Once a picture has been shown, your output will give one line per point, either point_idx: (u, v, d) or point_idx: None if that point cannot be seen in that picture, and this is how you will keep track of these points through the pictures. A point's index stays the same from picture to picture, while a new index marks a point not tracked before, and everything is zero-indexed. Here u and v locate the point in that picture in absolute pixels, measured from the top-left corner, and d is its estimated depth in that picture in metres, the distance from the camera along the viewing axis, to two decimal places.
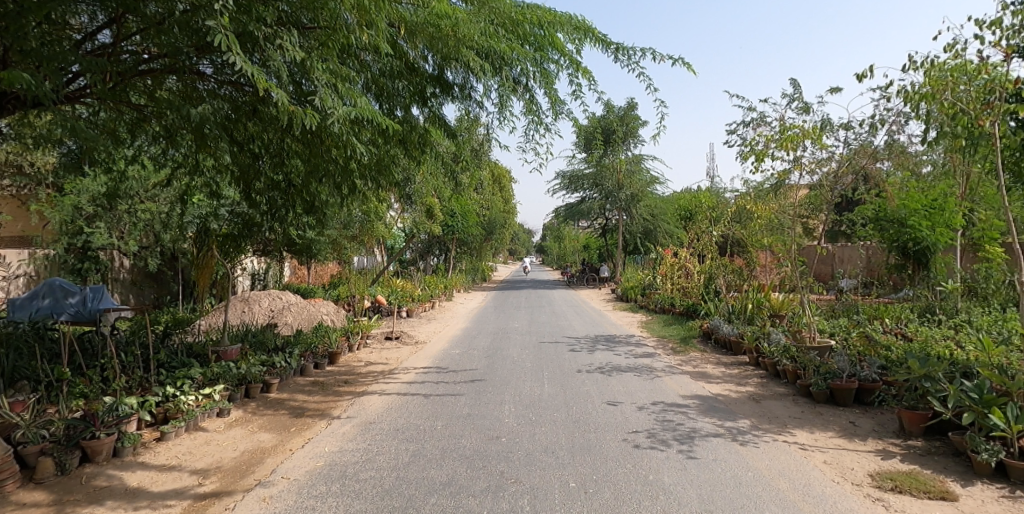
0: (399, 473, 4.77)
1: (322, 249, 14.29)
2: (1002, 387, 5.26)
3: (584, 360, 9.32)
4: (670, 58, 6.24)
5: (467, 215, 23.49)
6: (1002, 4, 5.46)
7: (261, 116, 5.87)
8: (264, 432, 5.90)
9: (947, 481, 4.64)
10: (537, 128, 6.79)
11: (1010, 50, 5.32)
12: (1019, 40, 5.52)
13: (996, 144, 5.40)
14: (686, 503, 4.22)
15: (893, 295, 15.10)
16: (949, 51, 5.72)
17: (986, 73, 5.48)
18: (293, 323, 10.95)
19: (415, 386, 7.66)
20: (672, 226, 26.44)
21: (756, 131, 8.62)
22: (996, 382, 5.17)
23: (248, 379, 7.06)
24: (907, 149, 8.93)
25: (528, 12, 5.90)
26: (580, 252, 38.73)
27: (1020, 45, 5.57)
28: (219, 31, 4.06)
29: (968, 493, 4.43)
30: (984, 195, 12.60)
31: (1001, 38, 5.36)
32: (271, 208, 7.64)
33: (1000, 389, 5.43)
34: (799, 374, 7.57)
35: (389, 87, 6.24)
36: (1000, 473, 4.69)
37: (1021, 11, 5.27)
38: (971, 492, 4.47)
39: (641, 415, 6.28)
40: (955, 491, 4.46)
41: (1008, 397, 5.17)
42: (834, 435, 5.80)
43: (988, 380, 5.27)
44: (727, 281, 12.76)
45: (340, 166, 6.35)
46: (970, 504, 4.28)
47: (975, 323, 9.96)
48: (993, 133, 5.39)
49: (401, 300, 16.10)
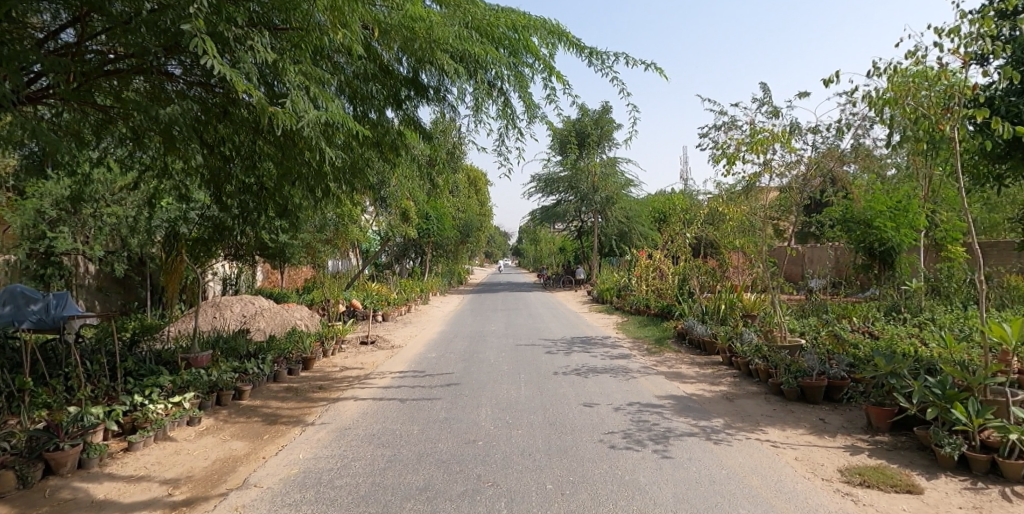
0: (375, 479, 4.72)
1: (296, 253, 14.09)
2: (964, 382, 5.42)
3: (560, 361, 9.34)
4: (642, 63, 6.29)
5: (442, 218, 23.39)
6: (960, 13, 5.58)
7: (232, 118, 5.75)
8: (236, 439, 5.78)
9: (912, 475, 4.76)
10: (511, 131, 6.81)
11: (969, 58, 5.44)
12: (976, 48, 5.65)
13: (957, 149, 5.53)
14: (662, 502, 4.25)
15: (859, 294, 15.46)
16: (911, 58, 5.81)
17: (945, 80, 5.59)
18: (266, 328, 10.78)
19: (391, 391, 7.60)
20: (645, 228, 26.75)
21: (727, 135, 8.76)
22: (958, 377, 5.34)
23: (219, 385, 6.92)
24: (873, 152, 9.15)
25: (502, 16, 5.87)
26: (555, 254, 38.90)
27: (979, 53, 5.71)
28: (194, 36, 4.00)
29: (932, 486, 4.55)
30: (944, 196, 13.00)
31: (960, 46, 5.47)
32: (243, 211, 7.52)
33: (961, 384, 5.62)
34: (771, 373, 7.68)
35: (363, 90, 6.12)
36: (963, 467, 4.82)
37: (980, 19, 5.37)
38: (935, 484, 4.58)
39: (617, 416, 6.32)
40: (920, 484, 4.57)
41: (969, 391, 5.35)
42: (805, 432, 5.90)
43: (951, 376, 5.43)
44: (701, 282, 12.91)
45: (314, 169, 6.26)
46: (934, 496, 4.39)
47: (938, 321, 10.25)
48: (954, 137, 5.54)
49: (377, 305, 15.96)
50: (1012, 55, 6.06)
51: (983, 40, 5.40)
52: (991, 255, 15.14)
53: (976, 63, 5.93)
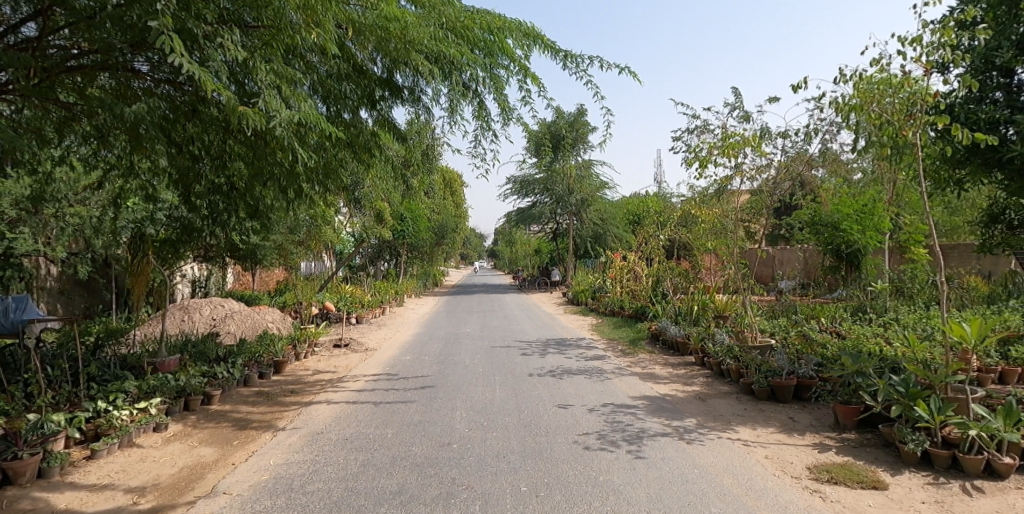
0: (348, 484, 4.65)
1: (267, 254, 13.85)
2: (926, 380, 5.55)
3: (535, 363, 9.32)
4: (616, 67, 6.34)
5: (417, 219, 23.25)
6: (922, 22, 5.68)
7: (201, 117, 5.61)
8: (205, 445, 5.65)
9: (878, 471, 4.85)
10: (486, 133, 6.80)
11: (931, 66, 5.56)
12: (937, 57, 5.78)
13: (918, 155, 5.67)
14: (636, 502, 4.26)
15: (827, 295, 15.76)
16: (875, 65, 5.88)
17: (908, 87, 5.70)
18: (236, 332, 10.57)
19: (365, 394, 7.51)
20: (620, 230, 26.93)
21: (700, 138, 8.85)
22: (921, 376, 5.45)
23: (187, 390, 6.76)
24: (840, 157, 9.33)
25: (477, 17, 5.84)
26: (531, 256, 38.97)
27: (940, 61, 5.84)
28: (160, 33, 3.91)
29: (897, 481, 4.64)
30: (909, 200, 13.31)
31: (922, 54, 5.58)
32: (212, 212, 7.40)
33: (923, 382, 5.75)
34: (742, 373, 7.77)
35: (337, 90, 6.04)
36: (925, 462, 4.94)
37: (941, 29, 5.49)
38: (899, 480, 4.68)
39: (591, 417, 6.33)
40: (884, 480, 4.66)
41: (932, 390, 5.48)
42: (775, 431, 5.98)
43: (914, 374, 5.55)
44: (674, 283, 13.03)
45: (286, 170, 6.16)
46: (899, 491, 4.48)
47: (902, 321, 10.50)
48: (916, 143, 5.67)
49: (351, 307, 15.80)
50: (971, 64, 6.27)
51: (944, 49, 5.53)
52: (952, 257, 15.57)
53: (937, 71, 6.07)
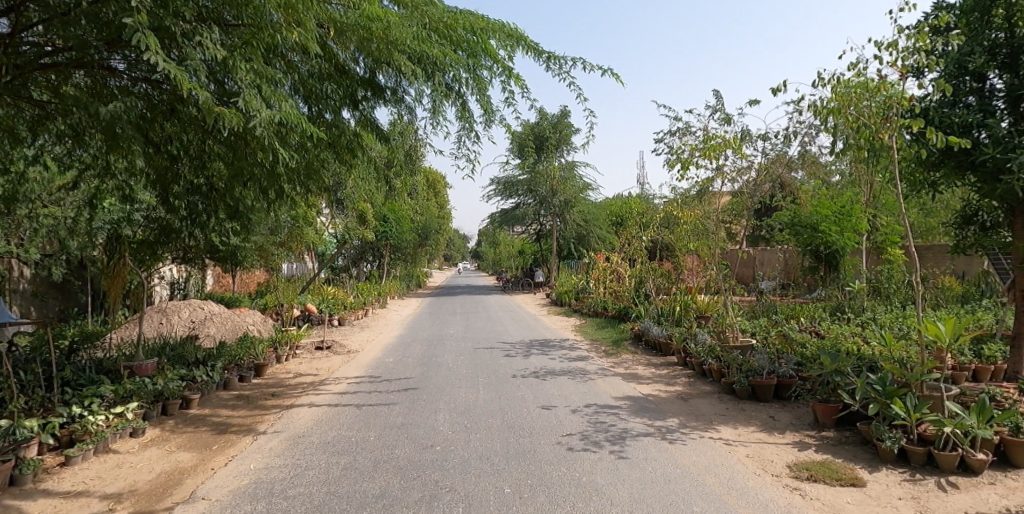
0: (329, 487, 4.60)
1: (248, 256, 13.67)
2: (903, 379, 5.63)
3: (519, 364, 9.31)
4: (599, 68, 6.40)
5: (400, 220, 23.15)
6: (897, 27, 5.76)
7: (180, 116, 5.52)
8: (183, 450, 5.56)
9: (856, 468, 4.91)
10: (469, 134, 6.79)
11: (906, 70, 5.65)
12: (913, 61, 5.86)
13: (894, 157, 5.76)
14: (619, 502, 4.27)
15: (807, 296, 15.96)
16: (852, 69, 5.95)
17: (884, 91, 5.78)
18: (216, 334, 10.43)
19: (347, 397, 7.45)
20: (603, 231, 27.05)
21: (681, 140, 8.92)
22: (897, 374, 5.54)
23: (166, 394, 6.65)
24: (819, 159, 9.45)
25: (460, 18, 5.82)
26: (514, 257, 39.01)
27: (915, 66, 5.93)
28: (136, 31, 3.85)
29: (874, 478, 4.70)
30: (885, 201, 13.53)
31: (897, 59, 5.66)
32: (191, 212, 7.30)
33: (899, 381, 5.85)
34: (724, 373, 7.83)
35: (318, 90, 5.98)
36: (902, 459, 5.01)
37: (916, 34, 5.57)
38: (877, 477, 4.74)
39: (575, 417, 6.34)
40: (862, 477, 4.72)
41: (907, 388, 5.58)
42: (756, 429, 6.03)
43: (891, 373, 5.63)
44: (656, 284, 13.11)
45: (266, 171, 6.10)
46: (877, 488, 4.54)
47: (879, 320, 10.66)
48: (892, 146, 5.76)
49: (333, 309, 15.68)
50: (944, 69, 6.36)
51: (918, 54, 5.62)
52: (927, 258, 15.86)
53: (912, 76, 6.17)
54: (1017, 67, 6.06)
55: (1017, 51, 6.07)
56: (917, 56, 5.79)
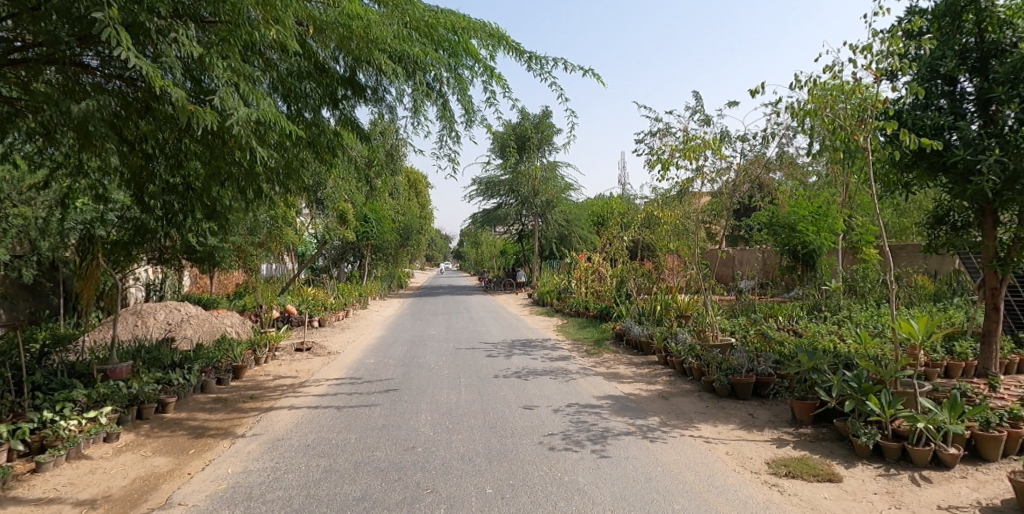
0: (309, 491, 4.53)
1: (226, 257, 13.47)
2: (877, 376, 5.72)
3: (501, 365, 9.28)
4: (581, 69, 6.33)
5: (381, 220, 23.00)
6: (871, 31, 5.84)
7: (154, 115, 5.41)
8: (158, 455, 5.45)
9: (832, 464, 4.97)
10: (450, 133, 6.76)
11: (880, 73, 5.73)
12: (886, 64, 5.95)
13: (869, 158, 5.85)
14: (600, 501, 4.26)
15: (784, 295, 16.16)
16: (828, 72, 6.01)
17: (859, 93, 5.86)
18: (193, 336, 10.25)
19: (327, 398, 7.36)
20: (584, 232, 27.13)
21: (661, 141, 8.97)
22: (872, 371, 5.62)
23: (141, 398, 6.53)
24: (796, 160, 9.56)
25: (442, 17, 5.79)
26: (496, 257, 38.98)
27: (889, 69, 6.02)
28: (107, 26, 3.77)
29: (850, 474, 4.76)
30: (861, 202, 13.74)
31: (872, 62, 5.74)
32: (166, 212, 7.16)
33: (874, 378, 5.94)
34: (703, 371, 7.89)
35: (297, 89, 5.90)
36: (877, 455, 5.07)
37: (889, 38, 5.66)
38: (853, 472, 4.79)
39: (556, 417, 6.33)
40: (839, 473, 4.77)
41: (882, 385, 5.66)
42: (735, 427, 6.08)
43: (866, 370, 5.72)
44: (637, 284, 13.17)
45: (244, 170, 6.01)
46: (853, 483, 4.59)
47: (855, 318, 10.82)
48: (867, 147, 5.85)
49: (313, 310, 15.51)
50: (917, 73, 6.47)
51: (892, 57, 5.71)
52: (901, 257, 16.13)
53: (885, 79, 6.27)
54: (987, 70, 6.18)
55: (987, 55, 6.20)
56: (891, 59, 5.88)
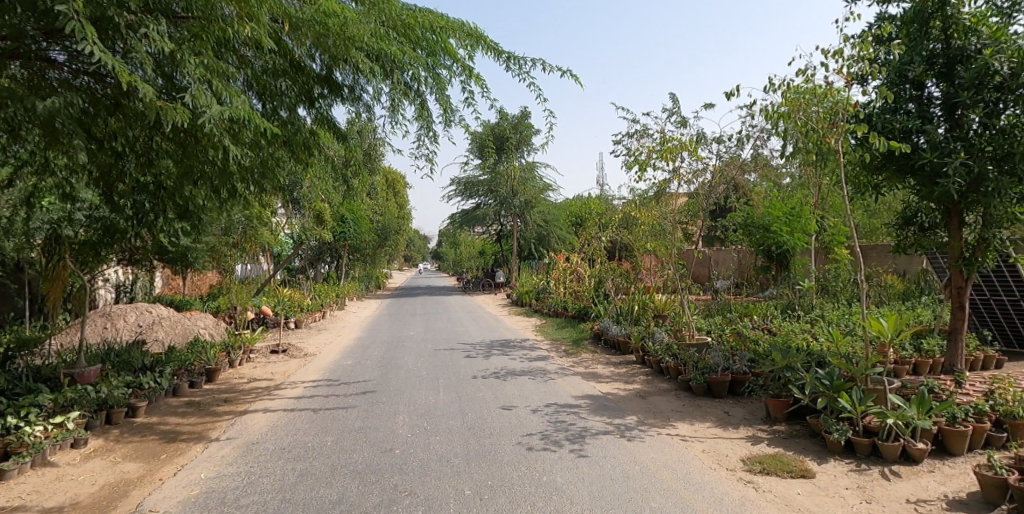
0: (284, 495, 4.46)
1: (199, 257, 13.22)
2: (849, 373, 5.81)
3: (479, 365, 9.25)
4: (558, 70, 6.32)
5: (358, 221, 22.80)
6: (843, 36, 5.92)
7: (125, 112, 5.27)
8: (129, 460, 5.31)
9: (805, 460, 5.03)
10: (427, 133, 6.70)
11: (851, 78, 5.82)
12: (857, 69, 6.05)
13: (840, 160, 5.95)
14: (578, 501, 4.26)
15: (759, 294, 16.37)
16: (801, 75, 6.08)
17: (831, 97, 5.95)
18: (165, 339, 10.03)
19: (303, 401, 7.26)
20: (563, 232, 27.20)
21: (639, 142, 9.02)
22: (844, 369, 5.72)
23: (110, 402, 6.35)
24: (770, 162, 9.68)
25: (420, 16, 5.73)
26: (475, 258, 38.88)
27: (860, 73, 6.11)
28: (71, 19, 3.66)
29: (823, 470, 4.82)
30: (833, 203, 13.98)
31: (843, 66, 5.82)
32: (137, 212, 7.00)
33: (846, 375, 6.03)
34: (680, 370, 7.94)
35: (272, 86, 5.81)
36: (849, 450, 5.15)
37: (860, 43, 5.74)
38: (825, 468, 4.86)
39: (534, 417, 6.32)
40: (812, 469, 4.83)
41: (853, 382, 5.76)
42: (711, 425, 6.13)
43: (838, 368, 5.81)
44: (615, 284, 13.23)
45: (217, 168, 5.90)
46: (825, 479, 4.65)
47: (827, 317, 11.00)
48: (838, 150, 5.94)
49: (288, 312, 15.30)
50: (886, 77, 6.55)
51: (862, 62, 5.80)
52: (871, 257, 16.46)
53: (855, 83, 6.37)
54: (953, 76, 6.30)
55: (953, 60, 6.32)
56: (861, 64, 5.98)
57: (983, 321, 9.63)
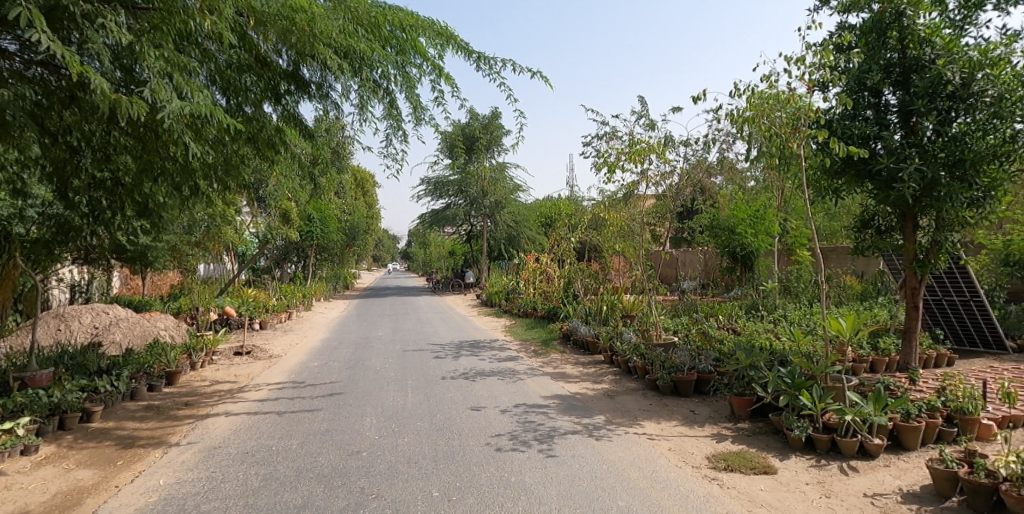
0: (247, 500, 4.34)
1: (159, 256, 12.84)
2: (809, 371, 5.92)
3: (448, 366, 9.19)
4: (529, 71, 6.40)
5: (326, 220, 22.47)
6: (805, 44, 6.04)
7: (80, 104, 5.08)
8: (82, 467, 5.11)
9: (768, 457, 5.12)
10: (397, 131, 6.62)
11: (813, 84, 5.94)
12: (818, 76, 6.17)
13: (802, 165, 6.08)
14: (547, 501, 4.24)
15: (724, 295, 16.64)
16: (765, 81, 6.17)
17: (794, 103, 6.05)
18: (122, 341, 9.70)
19: (268, 404, 7.11)
20: (533, 233, 27.26)
21: (608, 144, 9.07)
22: (805, 367, 5.82)
23: (63, 407, 6.11)
24: (736, 165, 9.84)
25: (389, 14, 5.65)
26: (444, 258, 38.67)
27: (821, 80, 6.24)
28: (21, 7, 3.51)
29: (784, 466, 4.91)
30: (796, 206, 14.30)
31: (806, 73, 5.93)
32: (93, 209, 6.76)
33: (806, 373, 6.15)
34: (647, 370, 8.01)
35: (236, 82, 5.66)
36: (809, 447, 5.26)
37: (821, 51, 5.85)
38: (787, 464, 4.95)
39: (503, 418, 6.29)
40: (774, 465, 4.91)
41: (813, 380, 5.87)
42: (678, 423, 6.19)
43: (799, 366, 5.92)
44: (584, 284, 13.29)
45: (179, 165, 5.73)
46: (787, 475, 4.74)
47: (790, 317, 11.24)
48: (800, 155, 6.06)
49: (253, 312, 14.98)
50: (846, 85, 6.72)
51: (823, 69, 5.92)
52: (831, 259, 16.90)
53: (817, 90, 6.51)
54: (909, 84, 6.49)
55: (909, 70, 6.50)
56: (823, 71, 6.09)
57: (936, 320, 10.00)
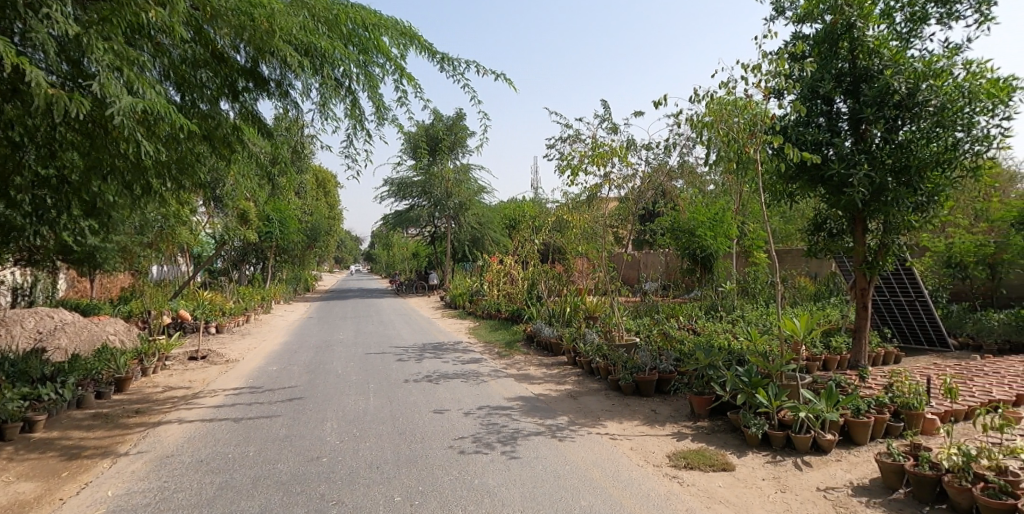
0: (201, 510, 4.20)
1: (108, 257, 12.36)
2: (765, 370, 6.04)
3: (411, 369, 9.08)
4: (492, 73, 6.45)
5: (286, 221, 22.01)
6: (761, 52, 6.18)
7: (22, 98, 4.85)
8: (24, 480, 4.86)
9: (726, 454, 5.20)
10: (359, 131, 6.52)
11: (769, 91, 6.07)
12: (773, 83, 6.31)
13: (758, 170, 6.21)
14: (510, 503, 4.22)
15: (685, 296, 16.91)
16: (724, 87, 6.28)
17: (751, 109, 6.18)
18: (68, 346, 9.30)
19: (223, 410, 6.90)
20: (497, 235, 27.23)
21: (572, 147, 9.11)
22: (761, 366, 5.93)
23: (3, 416, 5.82)
24: (696, 169, 10.01)
25: (351, 12, 5.56)
26: (408, 259, 38.28)
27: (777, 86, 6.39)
28: None
29: (742, 463, 5.00)
30: (753, 209, 14.64)
31: (762, 80, 6.07)
32: (37, 207, 6.46)
33: (762, 372, 6.27)
34: (610, 370, 8.07)
35: (191, 78, 5.49)
36: (765, 443, 5.36)
37: (776, 59, 5.99)
38: (744, 461, 5.04)
39: (466, 420, 6.25)
40: (732, 462, 5.00)
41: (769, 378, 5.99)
42: (639, 423, 6.25)
43: (756, 365, 6.03)
44: (548, 286, 13.31)
45: (130, 163, 5.52)
46: (744, 471, 4.82)
47: (747, 318, 11.49)
48: (757, 160, 6.19)
49: (209, 315, 14.54)
50: (799, 92, 6.93)
51: (778, 77, 6.06)
52: (787, 261, 17.34)
53: (772, 96, 6.66)
54: (859, 93, 6.70)
55: (858, 79, 6.71)
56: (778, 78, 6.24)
57: (884, 320, 10.36)
